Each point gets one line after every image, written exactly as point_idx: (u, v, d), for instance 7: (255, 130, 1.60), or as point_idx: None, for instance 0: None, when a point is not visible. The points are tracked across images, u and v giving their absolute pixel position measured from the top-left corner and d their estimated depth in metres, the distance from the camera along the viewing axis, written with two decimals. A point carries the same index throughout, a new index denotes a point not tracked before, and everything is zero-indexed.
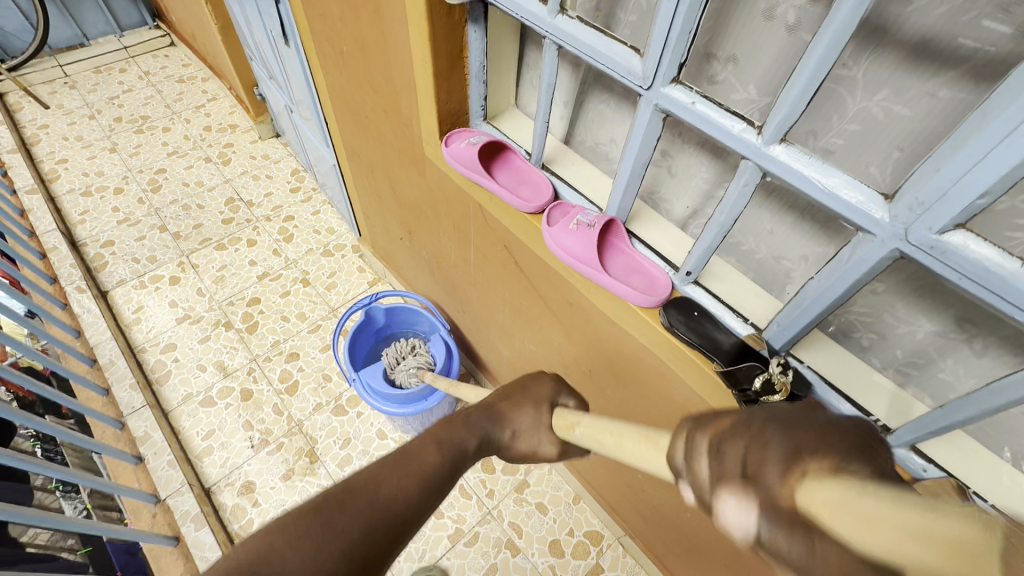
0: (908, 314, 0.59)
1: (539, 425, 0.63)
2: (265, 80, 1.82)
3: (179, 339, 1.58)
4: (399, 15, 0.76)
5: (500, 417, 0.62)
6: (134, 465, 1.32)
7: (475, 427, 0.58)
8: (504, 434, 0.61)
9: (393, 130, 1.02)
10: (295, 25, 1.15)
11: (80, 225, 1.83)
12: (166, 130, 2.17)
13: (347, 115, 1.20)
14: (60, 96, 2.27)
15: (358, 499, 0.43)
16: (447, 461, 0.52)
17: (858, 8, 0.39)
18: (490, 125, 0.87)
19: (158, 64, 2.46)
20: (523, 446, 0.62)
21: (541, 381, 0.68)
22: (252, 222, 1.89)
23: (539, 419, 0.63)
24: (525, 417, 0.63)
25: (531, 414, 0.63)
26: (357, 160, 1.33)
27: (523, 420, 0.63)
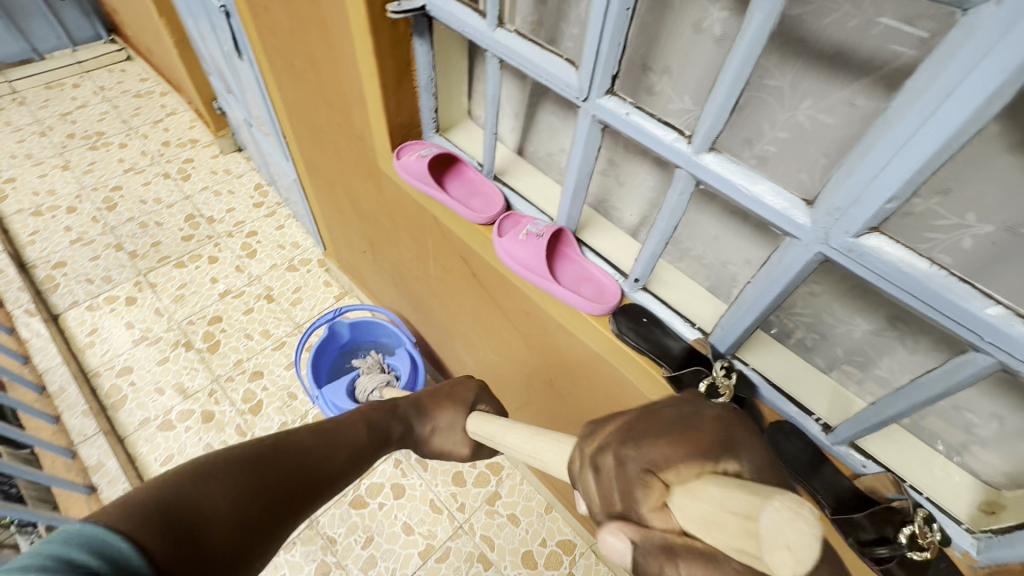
0: (846, 314, 0.61)
1: (456, 425, 0.74)
2: (223, 95, 1.79)
3: (136, 361, 1.52)
4: (344, 30, 0.76)
5: (427, 412, 0.74)
6: (86, 496, 1.26)
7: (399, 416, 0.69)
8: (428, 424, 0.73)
9: (347, 143, 1.01)
10: (248, 39, 1.13)
11: (30, 246, 1.75)
12: (122, 147, 2.11)
13: (303, 128, 1.19)
14: (8, 113, 2.19)
15: (287, 454, 0.51)
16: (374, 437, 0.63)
17: (767, 23, 0.40)
18: (442, 137, 0.88)
19: (113, 79, 2.40)
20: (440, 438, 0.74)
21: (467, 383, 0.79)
22: (213, 238, 1.84)
23: (457, 418, 0.74)
24: (449, 418, 0.74)
25: (454, 412, 0.75)
26: (316, 174, 1.32)
27: (445, 418, 0.74)
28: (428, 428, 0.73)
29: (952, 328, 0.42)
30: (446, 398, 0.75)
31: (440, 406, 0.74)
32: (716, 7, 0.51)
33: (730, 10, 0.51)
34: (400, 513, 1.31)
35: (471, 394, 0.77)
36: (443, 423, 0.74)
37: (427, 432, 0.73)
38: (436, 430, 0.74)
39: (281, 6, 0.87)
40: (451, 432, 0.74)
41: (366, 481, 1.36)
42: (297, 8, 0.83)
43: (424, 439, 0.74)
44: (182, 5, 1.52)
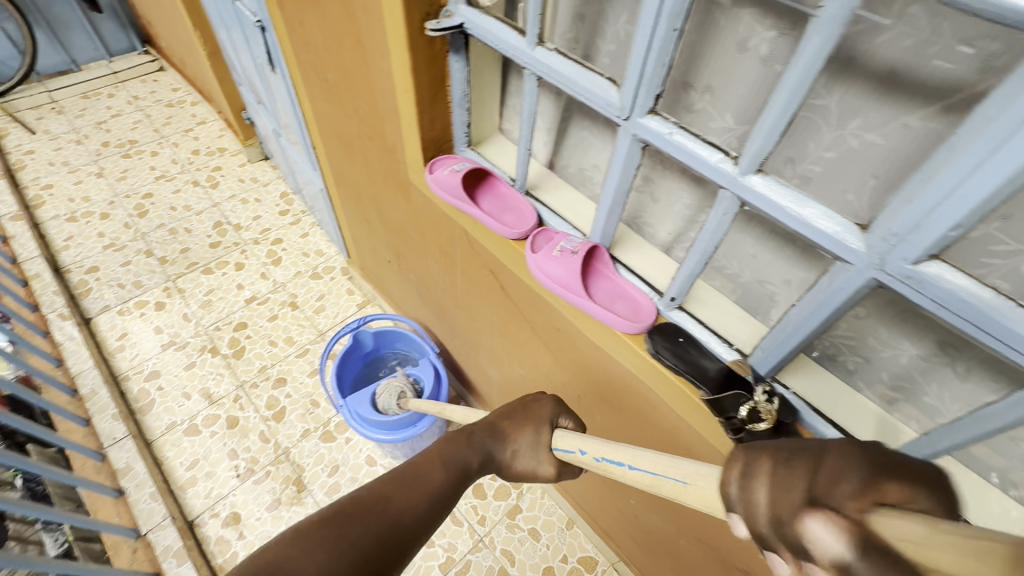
0: (892, 338, 0.59)
1: (540, 441, 0.63)
2: (252, 105, 1.83)
3: (164, 366, 1.55)
4: (381, 45, 0.76)
5: (500, 435, 0.64)
6: (114, 499, 1.27)
7: (476, 447, 0.61)
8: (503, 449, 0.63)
9: (378, 155, 1.02)
10: (283, 54, 1.15)
11: (65, 251, 1.80)
12: (154, 155, 2.17)
13: (333, 139, 1.21)
14: (47, 122, 2.26)
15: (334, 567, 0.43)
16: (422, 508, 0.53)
17: (825, 46, 0.39)
18: (474, 151, 0.88)
19: (147, 89, 2.46)
20: (519, 460, 0.63)
21: (541, 402, 0.67)
22: (240, 245, 1.88)
23: (540, 438, 0.63)
24: (528, 438, 0.63)
25: (531, 428, 0.64)
26: (345, 185, 1.34)
27: (523, 441, 0.63)
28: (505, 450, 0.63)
29: (1016, 359, 0.40)
30: (519, 417, 0.65)
31: (518, 426, 0.64)
32: (762, 26, 0.51)
33: (778, 30, 0.50)
34: None
35: (550, 412, 0.65)
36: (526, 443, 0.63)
37: (505, 454, 0.63)
38: (517, 452, 0.63)
39: (319, 22, 0.89)
40: (531, 449, 0.63)
41: None
42: (334, 24, 0.84)
43: (503, 462, 0.63)
44: (216, 18, 1.56)
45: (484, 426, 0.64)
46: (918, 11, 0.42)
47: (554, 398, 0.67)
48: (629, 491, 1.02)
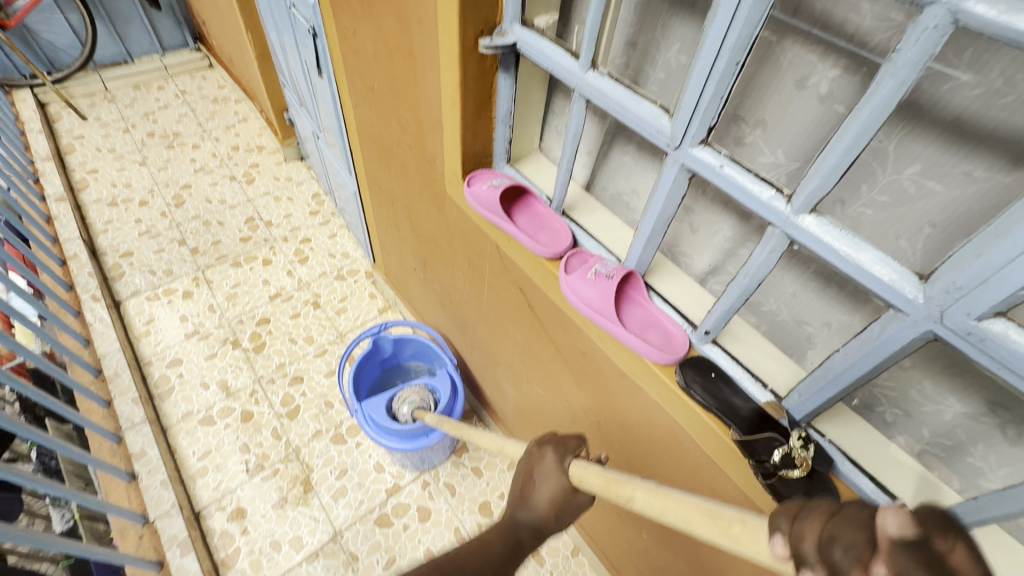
0: (936, 393, 0.56)
1: (568, 492, 0.62)
2: (295, 107, 1.88)
3: (186, 354, 1.57)
4: (432, 59, 0.78)
5: (528, 500, 0.62)
6: (126, 483, 1.26)
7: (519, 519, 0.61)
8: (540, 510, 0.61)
9: (416, 165, 1.03)
10: (333, 60, 1.18)
11: (103, 234, 1.85)
12: (196, 148, 2.23)
13: (372, 146, 1.23)
14: (98, 109, 2.34)
15: None
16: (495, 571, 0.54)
17: (897, 90, 0.38)
18: (512, 168, 0.88)
19: (194, 84, 2.54)
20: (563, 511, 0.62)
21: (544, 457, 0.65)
22: (269, 242, 1.91)
23: (563, 486, 0.61)
24: (551, 491, 0.61)
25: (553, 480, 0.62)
26: (378, 192, 1.35)
27: (551, 493, 0.61)
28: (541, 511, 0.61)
29: None
30: (539, 477, 0.63)
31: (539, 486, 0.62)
32: (824, 64, 0.50)
33: (841, 69, 0.49)
34: (424, 537, 1.29)
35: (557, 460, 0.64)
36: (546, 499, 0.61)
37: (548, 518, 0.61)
38: (557, 507, 0.61)
39: (372, 30, 0.90)
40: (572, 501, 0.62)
41: (392, 500, 1.34)
42: (386, 33, 0.86)
43: (553, 526, 0.62)
44: (268, 20, 1.61)
45: (517, 501, 0.63)
46: (993, 60, 0.41)
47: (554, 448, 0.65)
48: (643, 525, 0.99)
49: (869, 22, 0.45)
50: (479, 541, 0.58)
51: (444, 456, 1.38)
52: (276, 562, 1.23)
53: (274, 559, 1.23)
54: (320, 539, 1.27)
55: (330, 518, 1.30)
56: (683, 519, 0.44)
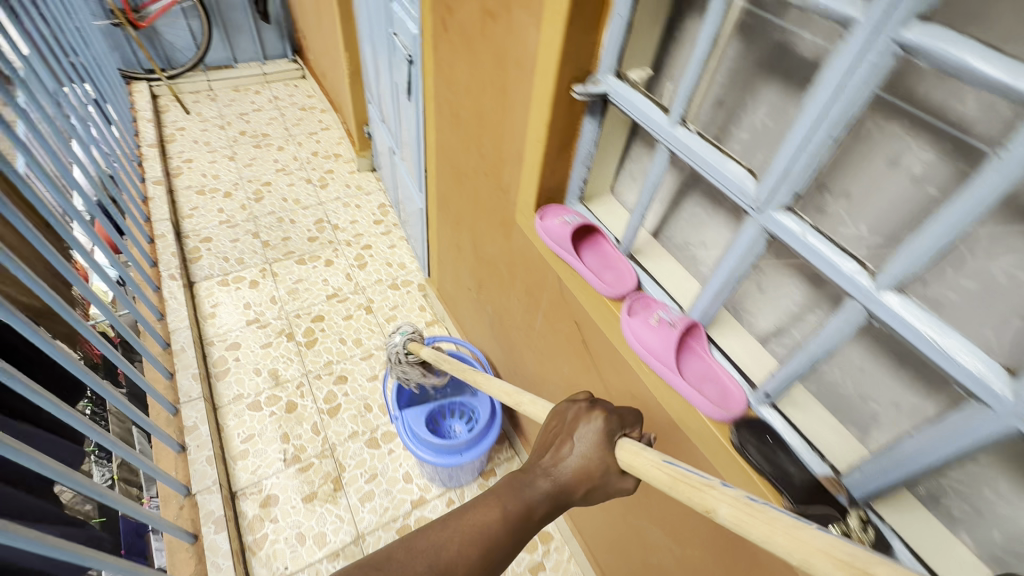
0: (1015, 495, 0.51)
1: (609, 470, 0.62)
2: (376, 123, 2.01)
3: (245, 340, 1.67)
4: (523, 97, 0.82)
5: (562, 469, 0.61)
6: (175, 453, 1.31)
7: (539, 489, 0.59)
8: (569, 483, 0.60)
9: (489, 192, 1.08)
10: (425, 87, 1.25)
11: (189, 219, 2.01)
12: (280, 150, 2.40)
13: (448, 168, 1.29)
14: (200, 106, 2.54)
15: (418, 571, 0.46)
16: (506, 530, 0.54)
17: (1003, 184, 0.39)
18: (584, 207, 0.91)
19: (287, 92, 2.73)
20: (595, 488, 0.62)
21: (596, 428, 0.64)
22: (333, 244, 2.02)
23: (607, 465, 0.62)
24: (590, 464, 0.61)
25: (593, 452, 0.62)
26: (446, 210, 1.41)
27: (587, 463, 0.61)
28: (570, 484, 0.60)
29: None
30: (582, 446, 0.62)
31: (582, 456, 0.62)
32: (920, 147, 0.50)
33: (937, 153, 0.49)
34: None
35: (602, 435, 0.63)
36: (577, 470, 0.61)
37: (576, 491, 0.61)
38: (591, 487, 0.61)
39: (470, 64, 0.96)
40: (610, 481, 0.62)
41: (416, 512, 1.36)
42: (484, 67, 0.91)
43: (579, 499, 0.62)
44: (367, 42, 1.73)
45: (546, 466, 0.62)
46: None
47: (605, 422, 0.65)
48: None
49: (973, 111, 0.45)
50: (480, 502, 0.55)
51: (472, 476, 1.38)
52: (298, 555, 1.26)
53: (297, 552, 1.26)
54: (343, 539, 1.29)
55: (354, 520, 1.33)
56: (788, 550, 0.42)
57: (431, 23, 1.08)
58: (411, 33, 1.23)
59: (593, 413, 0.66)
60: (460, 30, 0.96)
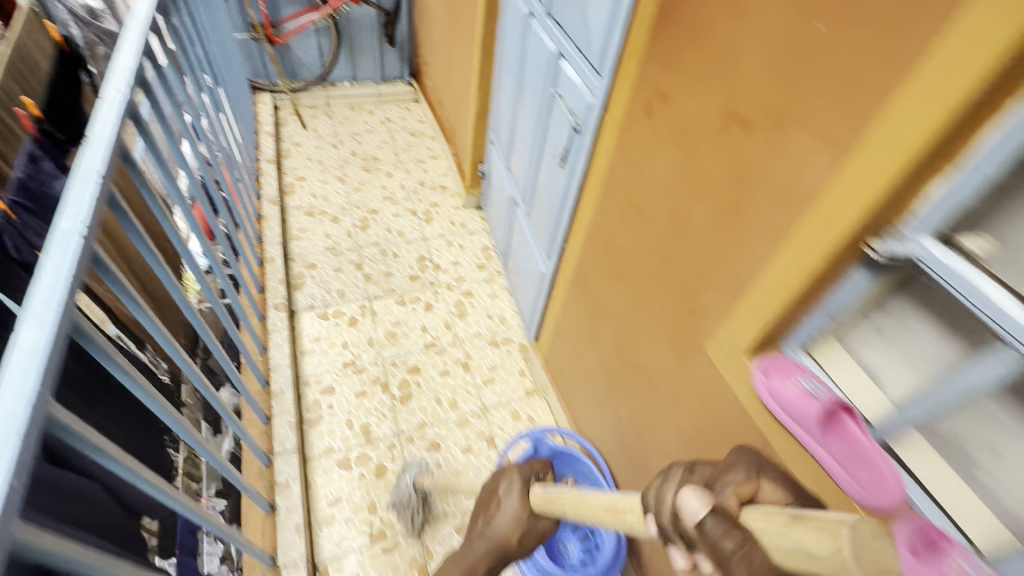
0: None
1: (526, 514, 0.97)
2: (498, 166, 1.89)
3: (339, 385, 1.58)
4: (772, 231, 0.66)
5: (494, 526, 0.97)
6: (265, 514, 1.22)
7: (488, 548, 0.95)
8: (502, 533, 0.95)
9: (666, 302, 0.92)
10: (592, 161, 1.12)
11: (296, 241, 1.98)
12: (388, 176, 2.35)
13: (601, 252, 1.15)
14: (317, 121, 2.55)
15: None
16: None
17: None
18: (812, 360, 0.68)
19: (400, 115, 2.70)
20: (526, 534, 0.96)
21: (512, 481, 1.01)
22: (434, 286, 1.93)
23: (521, 505, 0.97)
24: (512, 513, 0.97)
25: (512, 509, 0.97)
26: (585, 290, 1.27)
27: (510, 515, 0.97)
28: (502, 534, 0.95)
29: None
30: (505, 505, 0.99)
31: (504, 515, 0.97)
32: None
33: None
34: None
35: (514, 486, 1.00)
36: (507, 526, 0.96)
37: (508, 539, 0.95)
38: (521, 531, 0.96)
39: (680, 162, 0.82)
40: (535, 523, 0.97)
41: None
42: (708, 173, 0.75)
43: (516, 547, 0.96)
44: (509, 88, 1.62)
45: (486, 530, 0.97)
46: None
47: (517, 474, 1.02)
48: None
49: None
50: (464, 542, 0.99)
51: None
52: None
53: None
54: None
55: None
56: (593, 512, 0.76)
57: (625, 102, 0.94)
58: (586, 102, 1.09)
59: (508, 474, 1.03)
60: (674, 123, 0.81)
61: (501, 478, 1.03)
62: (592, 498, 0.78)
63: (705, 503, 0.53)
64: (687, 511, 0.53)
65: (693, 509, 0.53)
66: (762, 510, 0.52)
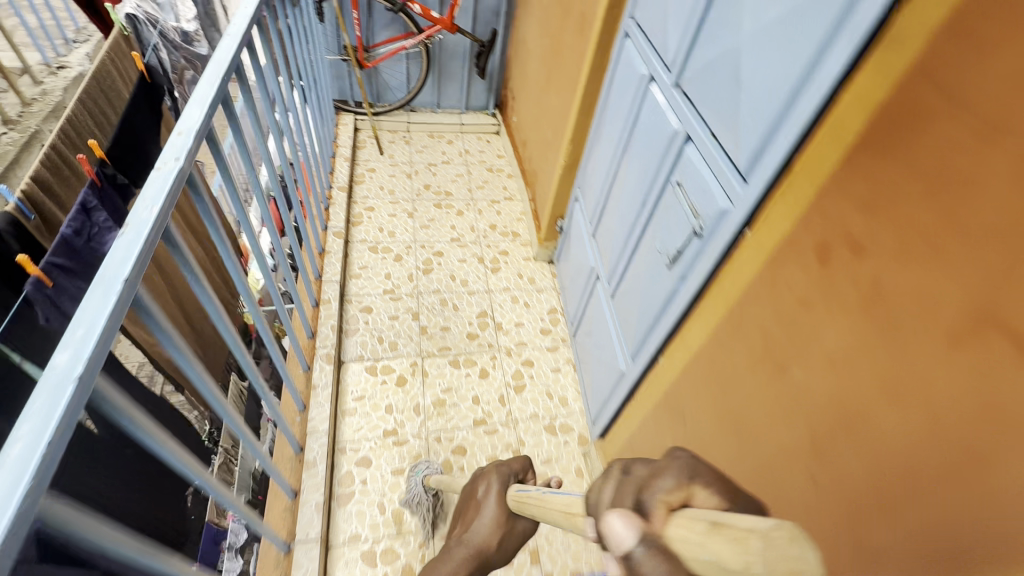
0: None
1: (506, 516, 0.85)
2: (581, 229, 1.69)
3: (376, 457, 1.44)
4: None
5: (468, 536, 0.84)
6: None
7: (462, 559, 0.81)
8: (480, 540, 0.83)
9: (812, 510, 0.68)
10: (716, 278, 0.89)
11: (355, 279, 1.87)
12: (459, 215, 2.20)
13: (710, 390, 0.91)
14: (394, 147, 2.46)
15: None
16: None
17: None
18: None
19: (479, 147, 2.56)
20: (506, 538, 0.84)
21: (490, 480, 0.88)
22: (493, 349, 1.75)
23: (501, 505, 0.85)
24: (492, 518, 0.84)
25: (494, 513, 0.85)
26: (678, 420, 1.04)
27: (488, 520, 0.84)
28: (479, 541, 0.83)
29: None
30: (483, 506, 0.86)
31: (482, 522, 0.84)
32: None
33: None
34: None
35: (495, 490, 0.87)
36: (485, 530, 0.84)
37: (488, 545, 0.83)
38: (501, 538, 0.84)
39: (873, 341, 0.58)
40: (516, 525, 0.85)
41: None
42: (930, 381, 0.51)
43: (496, 550, 0.83)
44: (611, 150, 1.42)
45: (460, 538, 0.84)
46: None
47: (498, 473, 0.89)
48: None
49: None
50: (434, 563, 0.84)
51: None
52: None
53: None
54: None
55: None
56: (555, 516, 0.63)
57: (784, 229, 0.71)
58: (718, 206, 0.87)
59: (488, 471, 0.91)
60: (873, 286, 0.58)
61: (480, 475, 0.91)
62: (555, 500, 0.65)
63: (631, 521, 0.35)
64: (603, 525, 0.35)
65: (605, 524, 0.35)
66: (688, 514, 0.35)
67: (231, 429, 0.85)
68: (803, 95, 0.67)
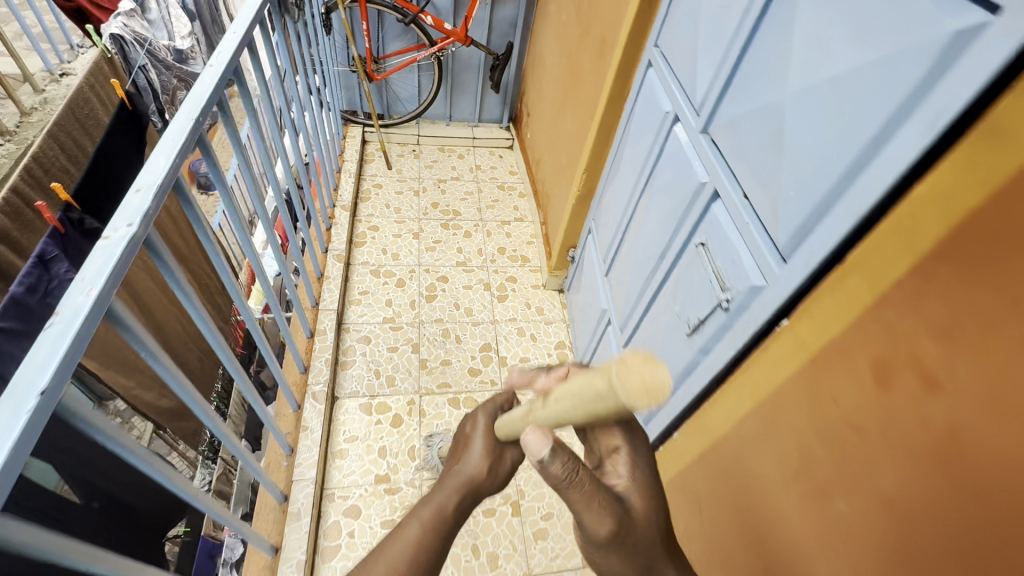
0: None
1: (496, 445, 0.77)
2: (594, 263, 1.58)
3: (366, 506, 1.35)
4: None
5: (460, 464, 0.73)
6: None
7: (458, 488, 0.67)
8: (474, 465, 0.72)
9: None
10: (742, 362, 0.78)
11: (354, 306, 1.79)
12: (467, 236, 2.10)
13: (732, 489, 0.80)
14: (403, 162, 2.37)
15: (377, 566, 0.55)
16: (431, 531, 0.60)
17: None
18: None
19: (491, 163, 2.46)
20: (497, 465, 0.75)
21: (478, 420, 0.82)
22: (496, 387, 1.65)
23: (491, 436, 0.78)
24: (483, 446, 0.75)
25: (484, 442, 0.77)
26: (692, 507, 0.93)
27: (479, 449, 0.75)
28: (473, 467, 0.72)
29: None
30: (473, 438, 0.78)
31: (476, 451, 0.75)
32: None
33: None
34: None
35: (484, 425, 0.80)
36: (478, 460, 0.73)
37: (480, 473, 0.71)
38: (491, 464, 0.74)
39: (945, 504, 0.46)
40: (507, 453, 0.77)
41: None
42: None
43: (488, 483, 0.72)
44: (628, 186, 1.31)
45: (450, 471, 0.73)
46: None
47: (486, 413, 0.82)
48: None
49: None
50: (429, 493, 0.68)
51: None
52: None
53: None
54: None
55: None
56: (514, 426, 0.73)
57: (831, 333, 0.60)
58: (749, 282, 0.75)
59: (477, 411, 0.84)
60: (948, 436, 0.46)
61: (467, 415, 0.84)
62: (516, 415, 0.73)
63: (544, 436, 0.55)
64: (526, 442, 0.55)
65: (526, 441, 0.55)
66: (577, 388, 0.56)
67: (201, 506, 0.77)
68: (864, 180, 0.55)
